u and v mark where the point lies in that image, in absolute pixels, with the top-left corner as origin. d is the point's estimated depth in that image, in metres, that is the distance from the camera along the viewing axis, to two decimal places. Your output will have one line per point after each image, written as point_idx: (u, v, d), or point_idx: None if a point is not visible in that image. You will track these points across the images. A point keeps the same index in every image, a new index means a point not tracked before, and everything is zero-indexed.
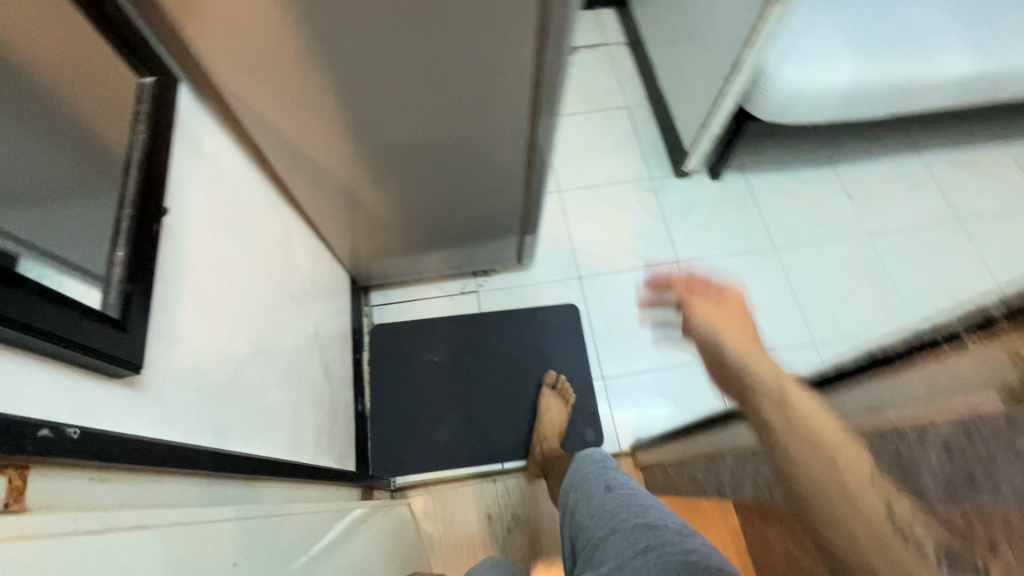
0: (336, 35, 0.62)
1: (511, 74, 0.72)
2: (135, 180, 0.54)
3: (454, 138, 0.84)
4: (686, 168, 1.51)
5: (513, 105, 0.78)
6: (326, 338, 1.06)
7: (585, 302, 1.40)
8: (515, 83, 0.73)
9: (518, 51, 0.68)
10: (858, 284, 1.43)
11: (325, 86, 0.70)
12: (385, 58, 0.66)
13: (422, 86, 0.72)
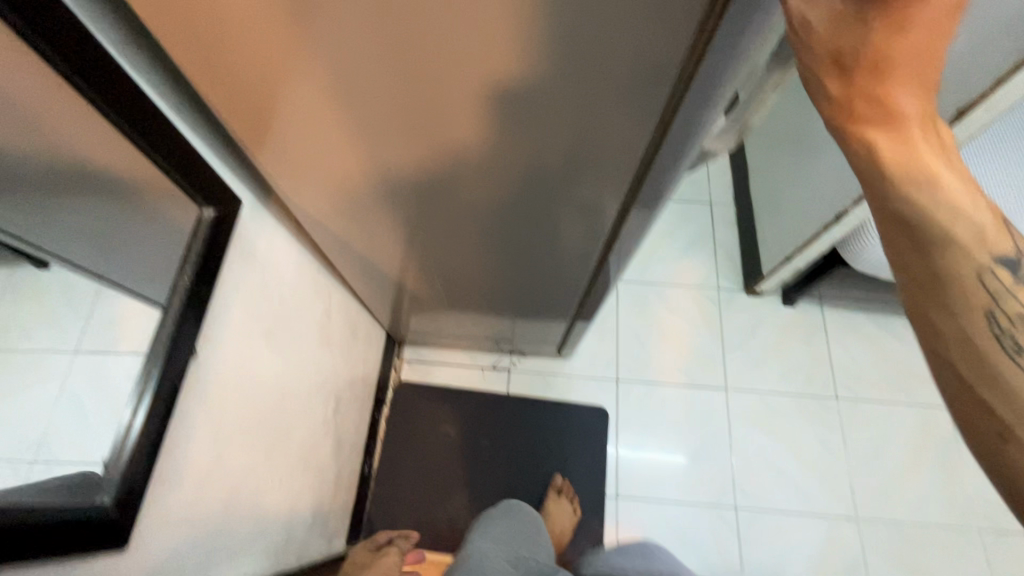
0: (378, 74, 0.43)
1: (599, 195, 0.59)
2: (168, 332, 0.53)
3: (526, 206, 0.64)
4: (758, 288, 1.41)
5: (598, 219, 0.65)
6: (346, 409, 1.05)
7: (615, 407, 1.35)
8: (604, 201, 0.60)
9: (615, 175, 0.54)
10: (921, 460, 1.29)
11: (360, 127, 0.51)
12: (444, 107, 0.46)
13: (492, 145, 0.52)
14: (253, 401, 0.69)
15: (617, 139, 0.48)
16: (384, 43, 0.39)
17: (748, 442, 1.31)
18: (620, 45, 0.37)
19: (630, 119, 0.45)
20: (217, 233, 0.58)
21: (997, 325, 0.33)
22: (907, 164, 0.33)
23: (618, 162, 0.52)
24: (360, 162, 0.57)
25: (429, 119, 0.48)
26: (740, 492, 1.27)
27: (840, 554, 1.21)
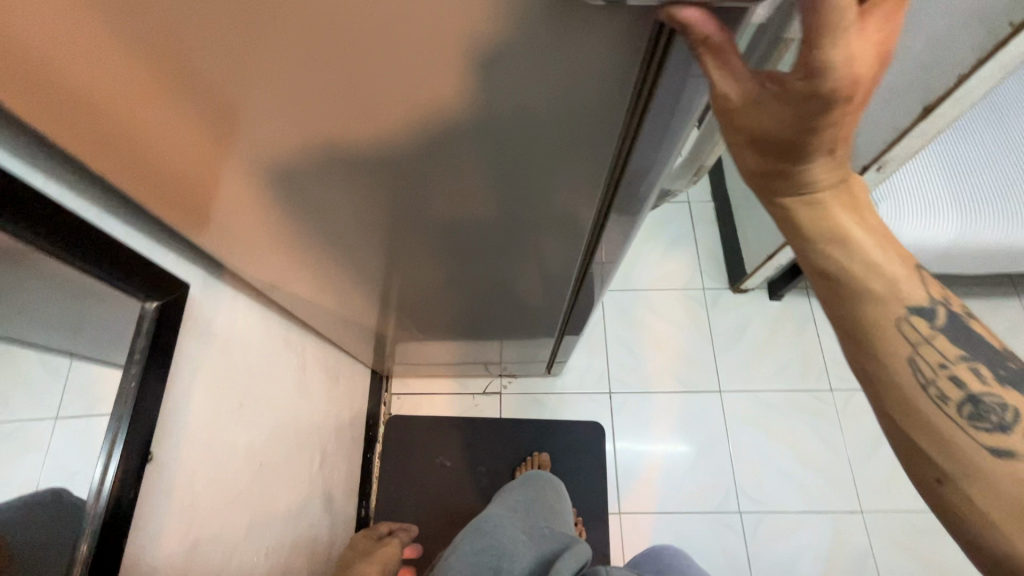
0: (258, 100, 0.33)
1: (565, 229, 0.52)
2: (118, 444, 0.50)
3: (492, 234, 0.54)
4: (744, 286, 1.39)
5: (568, 249, 0.59)
6: (335, 458, 1.02)
7: (611, 421, 1.33)
8: (572, 233, 0.54)
9: (580, 210, 0.48)
10: None
11: (265, 163, 0.41)
12: (356, 134, 0.36)
13: (429, 175, 0.41)
14: (229, 479, 0.66)
15: (577, 179, 0.42)
16: (287, 109, 0.34)
17: (748, 443, 1.30)
18: (560, 35, 0.27)
19: (586, 160, 0.39)
20: (167, 325, 0.56)
21: (922, 374, 0.36)
22: (821, 225, 0.35)
23: (580, 199, 0.46)
24: (295, 216, 0.51)
25: (360, 175, 0.42)
26: (744, 495, 1.25)
27: (849, 549, 1.20)
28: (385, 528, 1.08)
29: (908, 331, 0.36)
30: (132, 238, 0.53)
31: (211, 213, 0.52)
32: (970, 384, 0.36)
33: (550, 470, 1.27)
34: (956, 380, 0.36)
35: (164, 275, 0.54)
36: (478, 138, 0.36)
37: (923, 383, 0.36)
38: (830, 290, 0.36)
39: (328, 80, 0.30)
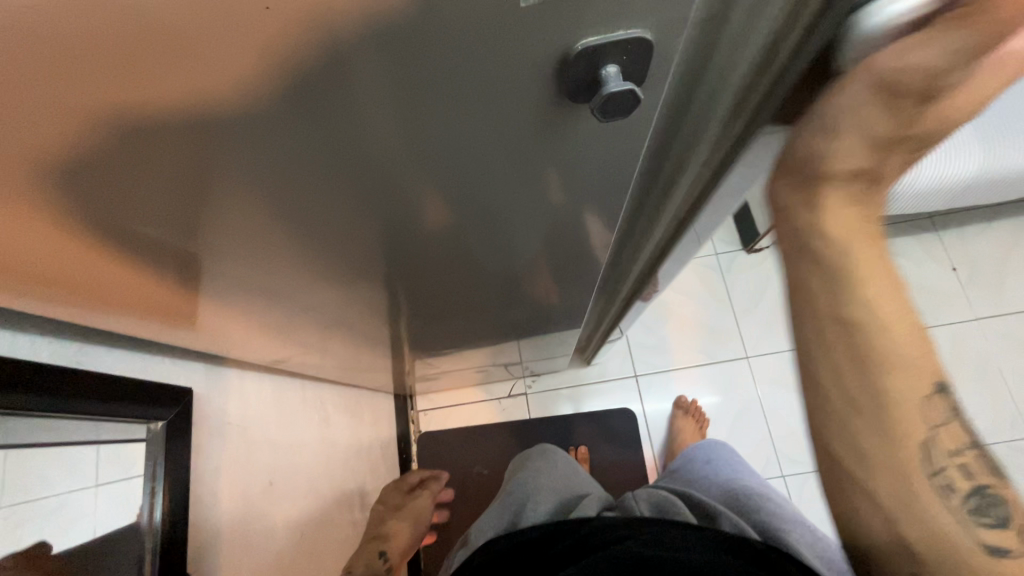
0: (97, 120, 0.22)
1: (596, 226, 0.47)
2: (158, 549, 0.49)
3: (499, 230, 0.43)
4: (759, 246, 1.34)
5: (596, 245, 0.53)
6: (376, 491, 1.02)
7: (641, 404, 1.31)
8: (602, 229, 0.48)
9: (615, 204, 0.42)
10: (959, 379, 1.26)
11: (165, 207, 0.31)
12: (257, 139, 0.25)
13: (391, 174, 0.31)
14: (274, 562, 0.65)
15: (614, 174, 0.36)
16: (173, 133, 0.24)
17: (783, 405, 1.28)
18: None
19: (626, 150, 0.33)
20: (181, 434, 0.54)
21: (932, 461, 0.38)
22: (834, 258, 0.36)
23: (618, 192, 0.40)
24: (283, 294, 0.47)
25: (352, 220, 0.36)
26: (784, 458, 1.24)
27: None
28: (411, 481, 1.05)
29: (928, 408, 0.37)
30: (118, 357, 0.50)
31: (196, 305, 0.47)
32: (975, 475, 0.38)
33: (588, 462, 1.26)
34: (964, 471, 0.38)
35: (167, 393, 0.53)
36: (483, 151, 0.30)
37: (930, 473, 0.38)
38: (847, 336, 0.37)
39: (302, 128, 0.25)
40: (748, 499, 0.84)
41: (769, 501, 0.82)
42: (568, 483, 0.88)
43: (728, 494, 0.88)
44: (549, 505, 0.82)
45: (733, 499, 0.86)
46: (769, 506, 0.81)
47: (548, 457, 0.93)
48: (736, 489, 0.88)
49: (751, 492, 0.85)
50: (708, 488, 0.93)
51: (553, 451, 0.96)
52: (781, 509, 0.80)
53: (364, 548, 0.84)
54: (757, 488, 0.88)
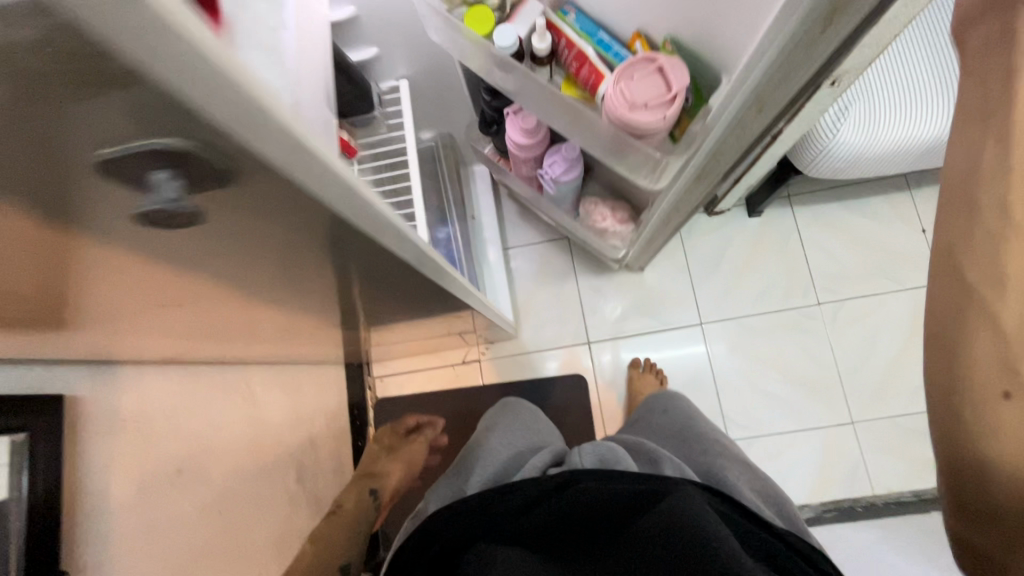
0: None
1: (364, 228, 0.44)
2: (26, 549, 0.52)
3: (221, 247, 0.39)
4: (719, 208, 1.29)
5: (391, 236, 0.50)
6: (319, 462, 1.05)
7: (592, 370, 1.32)
8: (373, 228, 0.45)
9: (352, 205, 0.40)
10: (914, 343, 1.24)
11: None
12: None
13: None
14: (184, 543, 0.68)
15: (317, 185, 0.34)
16: None
17: (732, 369, 1.28)
18: None
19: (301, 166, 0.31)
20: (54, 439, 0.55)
21: None
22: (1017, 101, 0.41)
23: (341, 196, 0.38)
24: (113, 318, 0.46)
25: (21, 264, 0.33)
26: (732, 422, 1.25)
27: (841, 460, 1.20)
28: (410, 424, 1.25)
29: None
30: None
31: (54, 329, 0.48)
32: None
33: None
34: None
35: (23, 404, 0.53)
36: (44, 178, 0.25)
37: None
38: None
39: None
40: (698, 443, 0.79)
41: (717, 444, 0.77)
42: (521, 435, 0.81)
43: (676, 437, 0.83)
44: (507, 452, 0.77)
45: (684, 441, 0.81)
46: (713, 446, 0.77)
47: (501, 416, 0.88)
48: (688, 429, 0.83)
49: (698, 429, 0.81)
50: (657, 433, 0.87)
51: (517, 406, 0.89)
52: (727, 450, 0.77)
53: (356, 484, 1.09)
54: (703, 427, 0.83)
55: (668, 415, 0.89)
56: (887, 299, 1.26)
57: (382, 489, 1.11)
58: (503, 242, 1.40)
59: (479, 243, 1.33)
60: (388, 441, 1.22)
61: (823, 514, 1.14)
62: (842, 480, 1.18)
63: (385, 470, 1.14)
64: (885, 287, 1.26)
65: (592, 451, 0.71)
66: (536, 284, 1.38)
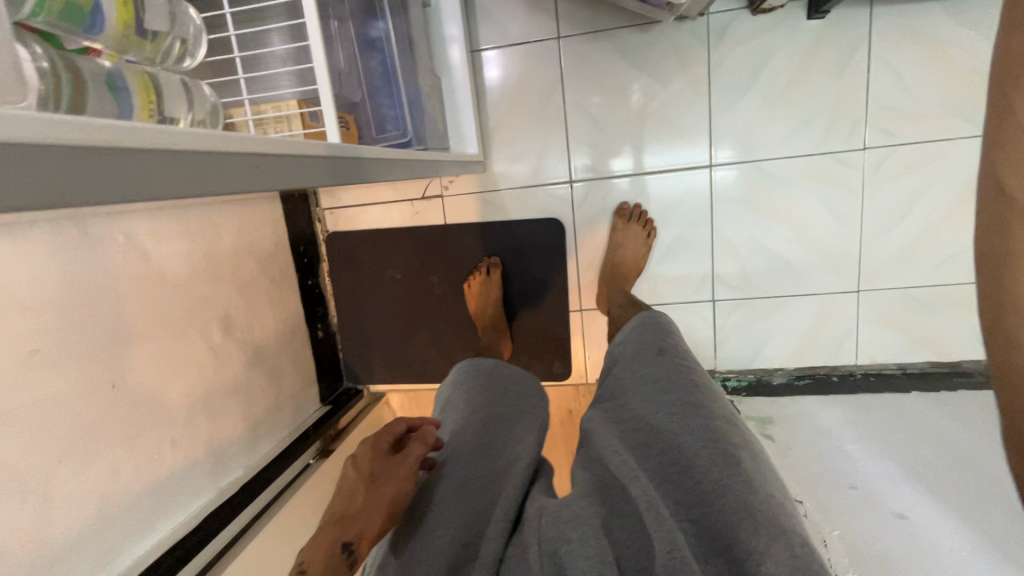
0: None
1: (109, 175, 0.27)
2: None
3: None
4: (768, 4, 0.93)
5: (188, 153, 0.32)
6: (250, 308, 0.96)
7: (571, 213, 1.13)
8: (137, 163, 0.29)
9: (63, 167, 0.25)
10: (963, 206, 1.01)
11: None
12: None
13: None
14: (59, 422, 0.61)
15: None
16: None
17: (734, 223, 1.08)
18: None
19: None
20: None
21: None
22: None
23: (29, 169, 0.24)
24: None
25: None
26: (721, 282, 1.11)
27: (831, 328, 1.09)
28: (396, 432, 0.60)
29: None
30: None
31: None
32: None
33: (504, 273, 1.15)
34: None
35: None
36: None
37: None
38: None
39: None
40: (693, 472, 0.49)
41: (737, 471, 0.47)
42: (484, 424, 0.61)
43: (662, 454, 0.52)
44: (475, 468, 0.56)
45: (683, 503, 0.48)
46: (744, 514, 0.44)
47: (462, 385, 0.68)
48: (690, 419, 0.53)
49: (703, 478, 0.48)
50: (650, 412, 0.56)
51: (495, 370, 0.71)
52: (772, 518, 0.44)
53: (322, 531, 0.52)
54: (728, 425, 0.53)
55: (668, 392, 0.57)
56: (956, 146, 0.98)
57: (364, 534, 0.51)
58: (472, 41, 1.07)
59: (437, 44, 1.01)
60: (365, 464, 0.56)
61: (793, 382, 1.11)
62: (824, 348, 1.11)
63: (367, 508, 0.52)
64: (955, 131, 0.98)
65: (556, 528, 0.49)
66: (512, 103, 1.09)
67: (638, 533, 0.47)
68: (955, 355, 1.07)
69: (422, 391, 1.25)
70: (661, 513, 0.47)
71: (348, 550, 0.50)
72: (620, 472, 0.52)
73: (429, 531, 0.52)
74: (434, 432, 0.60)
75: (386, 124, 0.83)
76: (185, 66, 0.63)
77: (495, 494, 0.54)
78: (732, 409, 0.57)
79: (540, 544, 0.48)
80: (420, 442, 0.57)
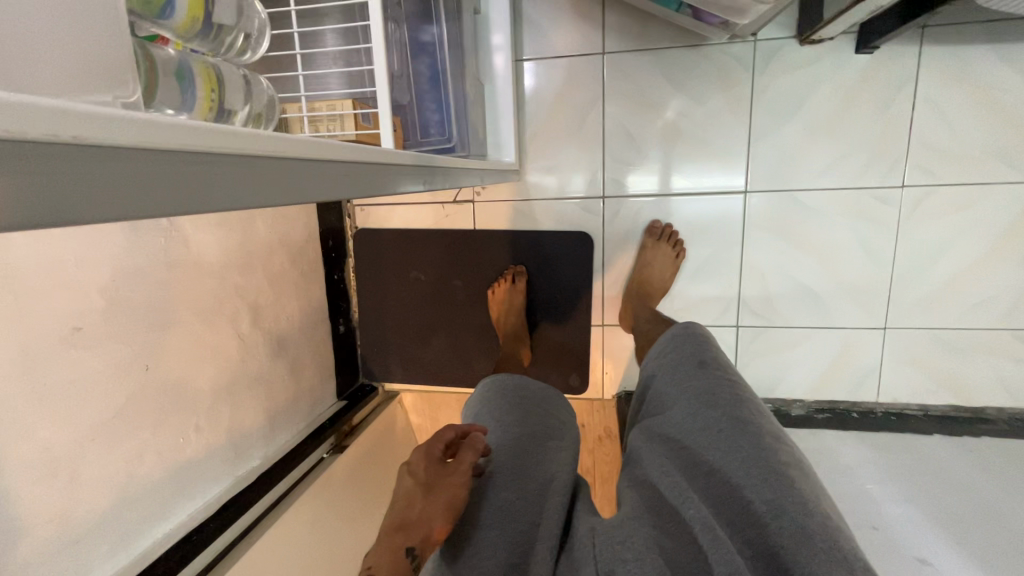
0: None
1: (213, 183, 0.27)
2: None
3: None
4: (816, 36, 0.93)
5: (272, 156, 0.32)
6: (278, 299, 0.97)
7: (600, 228, 1.13)
8: (231, 170, 0.29)
9: (173, 173, 0.25)
10: (999, 252, 1.00)
11: None
12: None
13: None
14: (93, 401, 0.61)
15: (103, 188, 0.22)
16: None
17: (764, 251, 1.07)
18: None
19: (42, 179, 0.19)
20: None
21: None
22: None
23: (154, 173, 0.24)
24: None
25: None
26: (746, 308, 1.10)
27: (854, 363, 1.09)
28: (445, 440, 0.60)
29: None
30: None
31: None
32: None
33: (528, 282, 1.15)
34: None
35: None
36: None
37: None
38: None
39: None
40: (744, 496, 0.49)
41: (789, 492, 0.47)
42: (522, 443, 0.62)
43: (710, 477, 0.52)
44: (516, 488, 0.57)
45: (737, 525, 0.48)
46: (802, 538, 0.44)
47: (495, 404, 0.69)
48: (736, 440, 0.53)
49: (753, 500, 0.48)
50: (694, 433, 0.57)
51: (523, 389, 0.72)
52: (833, 540, 0.43)
53: (382, 535, 0.53)
54: (778, 447, 0.52)
55: (712, 409, 0.58)
56: (994, 191, 0.97)
57: (424, 541, 0.51)
58: (516, 50, 1.08)
59: (483, 50, 1.02)
60: (421, 472, 0.56)
61: (812, 415, 1.09)
62: (846, 382, 1.10)
63: (424, 517, 0.52)
64: (996, 176, 0.97)
65: (608, 550, 0.49)
66: (551, 114, 1.09)
67: (695, 556, 0.47)
68: (978, 401, 1.06)
69: (437, 393, 1.25)
70: (718, 535, 0.47)
71: (412, 556, 0.51)
72: (669, 495, 0.53)
73: (478, 555, 0.51)
74: (482, 440, 0.61)
75: (431, 128, 0.84)
76: (245, 59, 0.64)
77: (541, 515, 0.55)
78: (779, 425, 0.56)
79: (595, 564, 0.48)
80: (471, 450, 0.58)
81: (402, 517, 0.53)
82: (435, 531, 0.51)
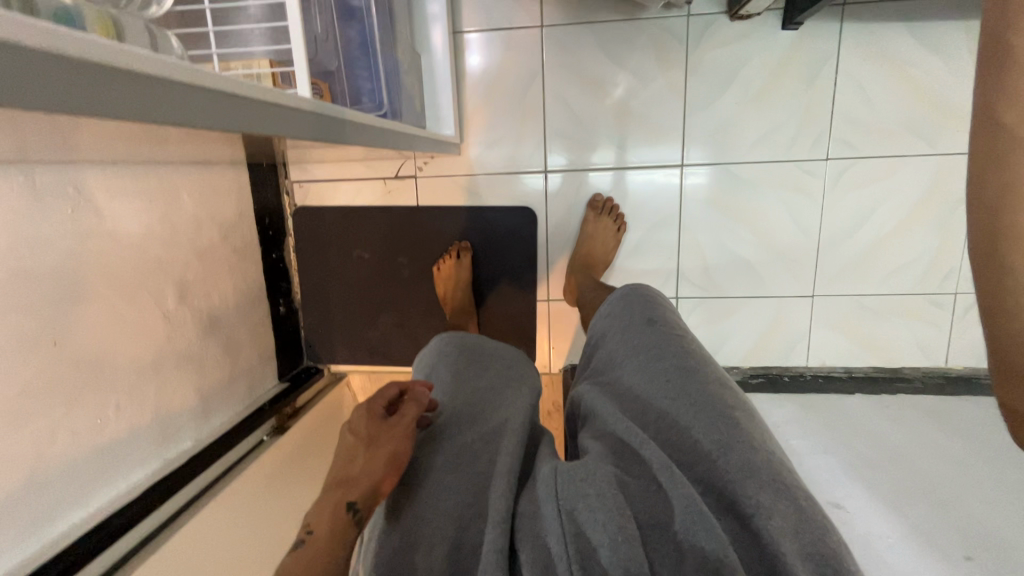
0: None
1: (121, 96, 0.30)
2: None
3: None
4: (744, 11, 0.96)
5: (169, 82, 0.33)
6: (209, 277, 0.93)
7: (544, 204, 1.13)
8: (130, 88, 0.30)
9: (69, 81, 0.27)
10: (913, 221, 1.06)
11: None
12: None
13: None
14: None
15: (19, 85, 0.24)
16: None
17: (702, 224, 1.10)
18: None
19: None
20: None
21: None
22: None
23: (36, 75, 0.25)
24: None
25: None
26: (685, 280, 1.13)
27: (785, 331, 1.14)
28: (387, 397, 0.60)
29: None
30: None
31: None
32: None
33: (474, 258, 1.15)
34: None
35: None
36: None
37: None
38: None
39: None
40: (695, 436, 0.50)
41: (735, 432, 0.49)
42: (477, 397, 0.63)
43: (661, 421, 0.54)
44: (469, 433, 0.57)
45: (687, 464, 0.50)
46: (749, 473, 0.45)
47: (449, 360, 0.69)
48: (684, 387, 0.55)
49: (702, 439, 0.49)
50: (643, 383, 0.58)
51: (477, 346, 0.72)
52: (776, 474, 0.45)
53: (326, 494, 0.53)
54: (722, 390, 0.55)
55: (660, 360, 0.59)
56: (908, 163, 1.03)
57: (368, 491, 0.51)
58: (454, 22, 1.07)
59: (420, 20, 1.00)
60: (363, 430, 0.57)
61: (747, 380, 1.14)
62: (778, 349, 1.15)
63: (366, 469, 0.52)
64: (911, 150, 1.03)
65: (569, 488, 0.48)
66: (492, 88, 1.09)
67: (654, 493, 0.48)
68: (896, 362, 1.13)
69: (385, 373, 1.23)
70: (674, 472, 0.48)
71: (355, 509, 0.51)
72: (625, 437, 0.53)
73: (433, 499, 0.51)
74: (427, 395, 0.61)
75: (362, 95, 0.82)
76: (151, 12, 0.61)
77: (493, 456, 0.54)
78: (725, 373, 0.59)
79: (555, 501, 0.47)
80: (414, 404, 0.59)
81: (348, 472, 0.54)
82: (380, 480, 0.52)
